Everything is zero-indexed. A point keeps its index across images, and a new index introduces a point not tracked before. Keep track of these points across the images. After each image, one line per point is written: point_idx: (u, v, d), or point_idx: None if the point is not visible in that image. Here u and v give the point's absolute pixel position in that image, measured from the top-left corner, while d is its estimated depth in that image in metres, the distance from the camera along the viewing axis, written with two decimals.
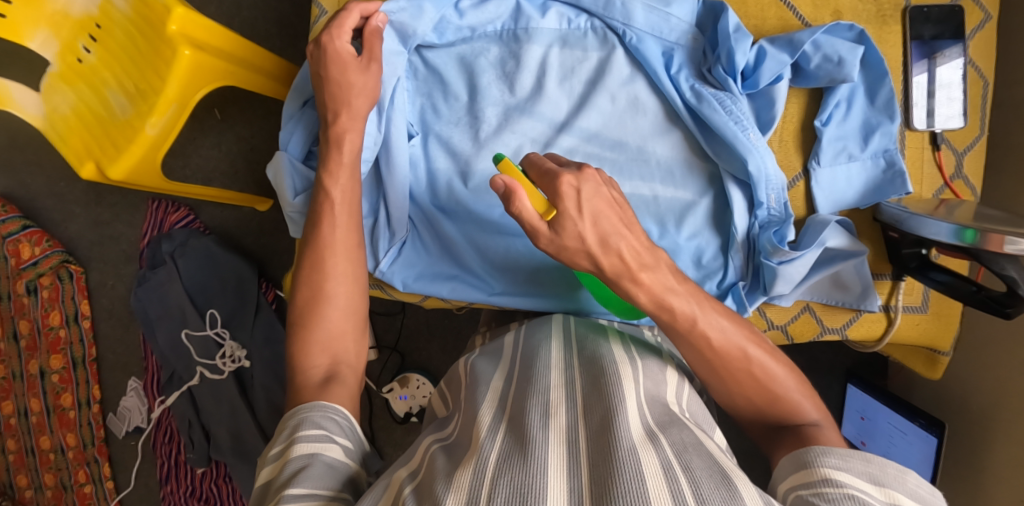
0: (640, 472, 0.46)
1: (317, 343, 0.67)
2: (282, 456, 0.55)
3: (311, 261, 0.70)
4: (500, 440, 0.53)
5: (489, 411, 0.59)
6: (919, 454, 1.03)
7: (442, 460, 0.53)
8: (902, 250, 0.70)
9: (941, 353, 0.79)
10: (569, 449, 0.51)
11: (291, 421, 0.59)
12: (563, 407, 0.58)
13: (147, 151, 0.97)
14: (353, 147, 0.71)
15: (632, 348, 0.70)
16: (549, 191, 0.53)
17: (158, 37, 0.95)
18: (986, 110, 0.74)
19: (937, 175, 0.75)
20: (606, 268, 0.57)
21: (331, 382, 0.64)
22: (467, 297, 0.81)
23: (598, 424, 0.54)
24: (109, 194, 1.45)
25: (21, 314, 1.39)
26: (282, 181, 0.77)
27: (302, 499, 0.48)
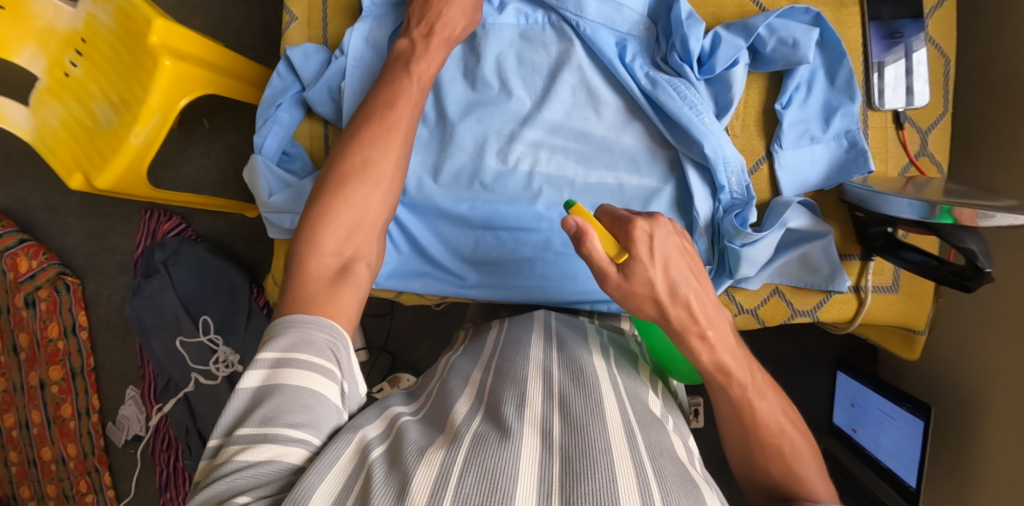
0: (613, 473, 0.46)
1: (341, 227, 0.63)
2: (279, 369, 0.54)
3: (353, 153, 0.66)
4: (475, 427, 0.53)
5: (466, 402, 0.59)
6: (906, 438, 1.02)
7: (415, 433, 0.53)
8: (869, 229, 0.71)
9: (916, 332, 0.79)
10: (544, 437, 0.51)
11: (291, 328, 0.56)
12: (540, 399, 0.57)
13: (133, 160, 0.99)
14: (438, 54, 0.72)
15: (610, 350, 0.71)
16: (621, 234, 0.54)
17: (140, 48, 0.97)
18: (949, 88, 0.75)
19: (901, 152, 0.76)
20: (672, 320, 0.56)
21: (342, 281, 0.61)
22: (439, 290, 0.83)
23: (574, 416, 0.54)
24: (103, 206, 1.48)
25: (20, 327, 1.40)
26: (258, 183, 0.79)
27: (285, 446, 0.49)
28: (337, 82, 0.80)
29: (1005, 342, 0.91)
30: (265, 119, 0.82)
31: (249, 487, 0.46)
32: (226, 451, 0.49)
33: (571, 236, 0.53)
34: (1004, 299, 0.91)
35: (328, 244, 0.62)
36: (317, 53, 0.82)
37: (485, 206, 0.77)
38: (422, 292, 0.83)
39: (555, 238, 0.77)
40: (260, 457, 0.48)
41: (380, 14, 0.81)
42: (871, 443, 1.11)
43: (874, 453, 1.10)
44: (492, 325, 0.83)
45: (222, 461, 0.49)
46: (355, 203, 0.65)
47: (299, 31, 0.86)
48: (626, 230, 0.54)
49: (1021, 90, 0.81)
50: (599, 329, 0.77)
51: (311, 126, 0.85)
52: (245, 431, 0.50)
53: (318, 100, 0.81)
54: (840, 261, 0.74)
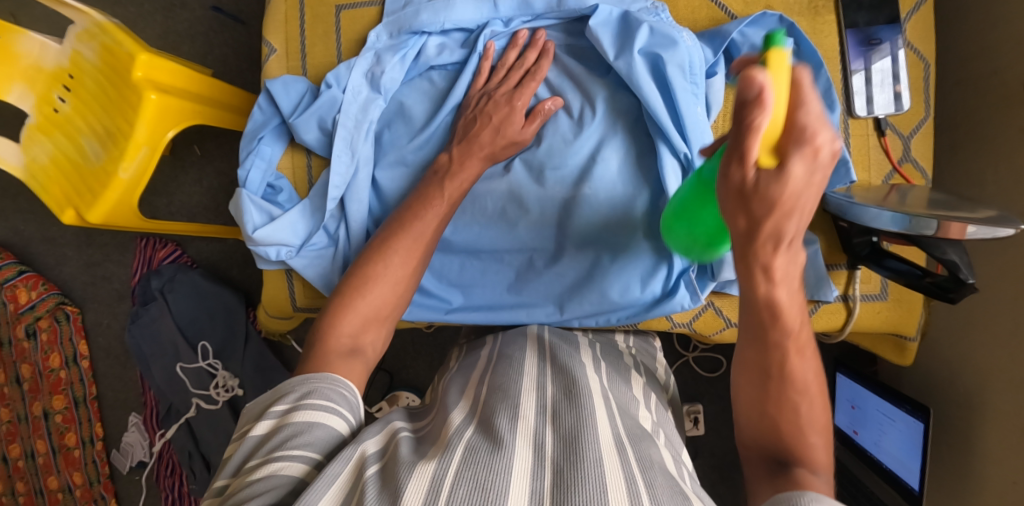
0: (601, 479, 0.47)
1: (355, 312, 0.66)
2: (291, 413, 0.55)
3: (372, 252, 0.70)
4: (467, 436, 0.53)
5: (460, 412, 0.59)
6: (908, 439, 1.01)
7: (408, 446, 0.53)
8: (853, 239, 0.71)
9: (908, 339, 0.78)
10: (535, 448, 0.51)
11: (302, 382, 0.58)
12: (534, 411, 0.57)
13: (123, 195, 1.00)
14: (474, 170, 0.74)
15: (604, 365, 0.71)
16: (794, 137, 0.44)
17: (125, 84, 0.98)
18: (930, 92, 0.75)
19: (884, 160, 0.75)
20: (759, 235, 0.50)
21: (353, 358, 0.64)
22: (425, 317, 0.81)
23: (565, 429, 0.54)
24: (99, 235, 1.49)
25: (22, 359, 1.40)
26: (240, 216, 0.79)
27: (290, 462, 0.49)
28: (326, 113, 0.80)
29: (1001, 340, 0.91)
30: (248, 153, 0.83)
31: (250, 500, 0.46)
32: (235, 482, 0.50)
33: (745, 100, 0.42)
34: (998, 297, 0.90)
35: (345, 328, 0.65)
36: (295, 83, 0.83)
37: (467, 226, 0.78)
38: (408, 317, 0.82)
39: (538, 260, 0.79)
40: (262, 475, 0.48)
41: (382, 50, 0.81)
42: (872, 445, 1.11)
43: (875, 455, 1.09)
44: (487, 339, 0.82)
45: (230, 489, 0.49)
46: (377, 291, 0.68)
47: (279, 63, 0.87)
48: (800, 138, 0.44)
49: (1002, 89, 0.81)
50: (593, 345, 0.76)
51: (293, 157, 0.86)
52: (254, 461, 0.51)
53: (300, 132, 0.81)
54: (826, 270, 0.73)
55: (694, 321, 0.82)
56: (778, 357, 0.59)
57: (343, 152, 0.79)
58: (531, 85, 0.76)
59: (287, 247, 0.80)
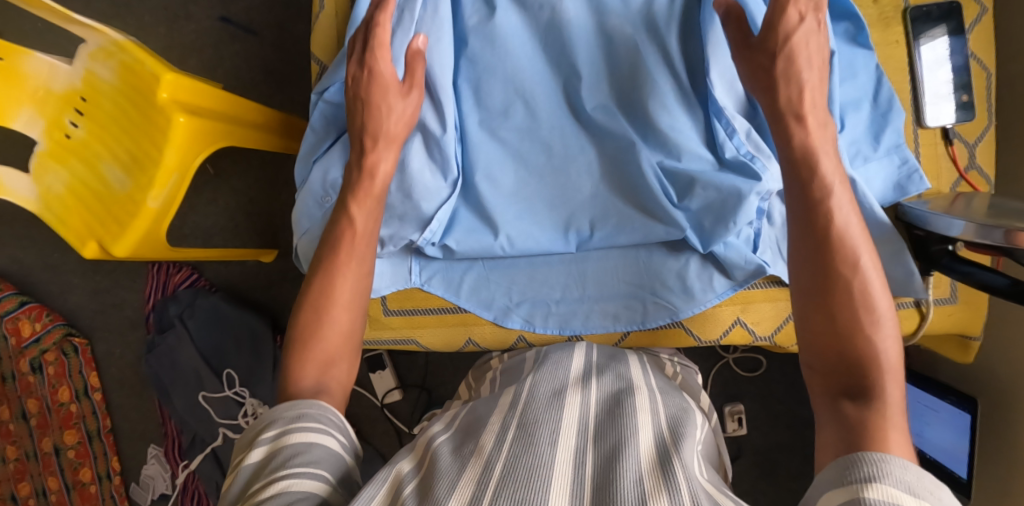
0: (637, 475, 0.50)
1: (315, 357, 0.61)
2: (283, 438, 0.53)
3: (322, 277, 0.64)
4: (506, 441, 0.55)
5: (498, 417, 0.60)
6: (952, 430, 1.04)
7: (444, 453, 0.56)
8: (930, 248, 0.70)
9: (972, 338, 0.79)
10: (576, 457, 0.53)
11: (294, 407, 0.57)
12: (575, 427, 0.58)
13: (152, 224, 0.95)
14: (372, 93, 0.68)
15: (653, 382, 0.72)
16: None
17: (150, 106, 0.93)
18: (992, 101, 0.74)
19: (952, 168, 0.74)
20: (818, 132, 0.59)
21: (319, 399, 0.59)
22: (491, 284, 0.83)
23: (607, 440, 0.56)
24: (106, 261, 1.42)
25: (29, 393, 1.33)
26: (297, 218, 0.76)
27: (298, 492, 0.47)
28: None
29: None
30: (307, 159, 0.76)
31: None
32: None
33: None
34: None
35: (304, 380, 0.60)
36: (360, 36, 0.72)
37: (542, 199, 0.76)
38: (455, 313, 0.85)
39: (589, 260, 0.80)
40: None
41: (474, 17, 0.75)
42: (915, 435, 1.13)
43: (918, 446, 1.11)
44: (528, 357, 0.81)
45: None
46: (330, 334, 0.63)
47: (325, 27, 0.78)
48: None
49: None
50: (642, 359, 0.78)
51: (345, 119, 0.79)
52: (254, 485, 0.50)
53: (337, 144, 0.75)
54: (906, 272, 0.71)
55: (774, 333, 0.83)
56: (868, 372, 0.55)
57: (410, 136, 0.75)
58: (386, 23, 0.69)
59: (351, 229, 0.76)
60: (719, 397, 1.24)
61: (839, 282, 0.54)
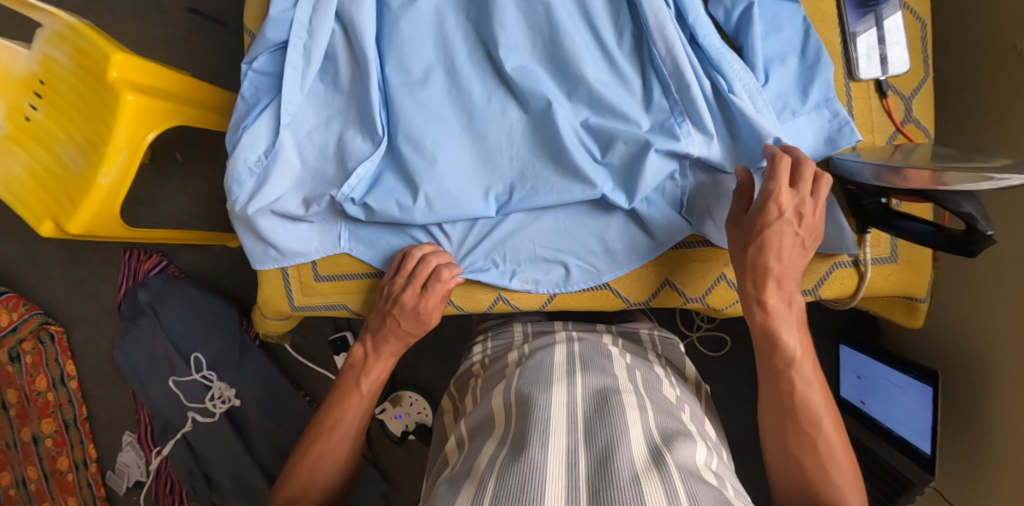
0: (632, 471, 0.52)
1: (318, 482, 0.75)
2: None
3: (331, 410, 0.78)
4: (500, 460, 0.56)
5: (492, 443, 0.61)
6: (918, 407, 1.01)
7: (446, 489, 0.56)
8: (863, 201, 0.69)
9: (919, 300, 0.78)
10: (567, 456, 0.55)
11: None
12: (565, 427, 0.59)
13: (103, 202, 0.96)
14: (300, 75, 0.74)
15: (638, 375, 0.74)
16: None
17: (102, 87, 0.94)
18: (928, 52, 0.72)
19: (887, 121, 0.73)
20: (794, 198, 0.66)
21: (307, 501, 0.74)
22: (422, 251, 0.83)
23: (597, 436, 0.57)
24: (82, 250, 1.44)
25: (7, 383, 1.33)
26: (229, 185, 0.77)
27: None
28: (306, 75, 0.74)
29: (1014, 304, 0.91)
30: (238, 128, 0.77)
31: None
32: None
33: None
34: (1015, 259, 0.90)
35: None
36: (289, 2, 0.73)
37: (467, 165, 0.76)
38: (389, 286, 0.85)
39: (521, 223, 0.80)
40: None
41: None
42: (881, 414, 1.10)
43: (885, 424, 1.09)
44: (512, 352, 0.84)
45: None
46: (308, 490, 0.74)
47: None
48: None
49: None
50: (624, 355, 0.79)
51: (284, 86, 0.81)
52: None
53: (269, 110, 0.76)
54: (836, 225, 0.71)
55: (707, 296, 0.83)
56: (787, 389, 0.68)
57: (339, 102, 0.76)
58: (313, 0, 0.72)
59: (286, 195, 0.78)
60: None
61: (807, 445, 0.66)
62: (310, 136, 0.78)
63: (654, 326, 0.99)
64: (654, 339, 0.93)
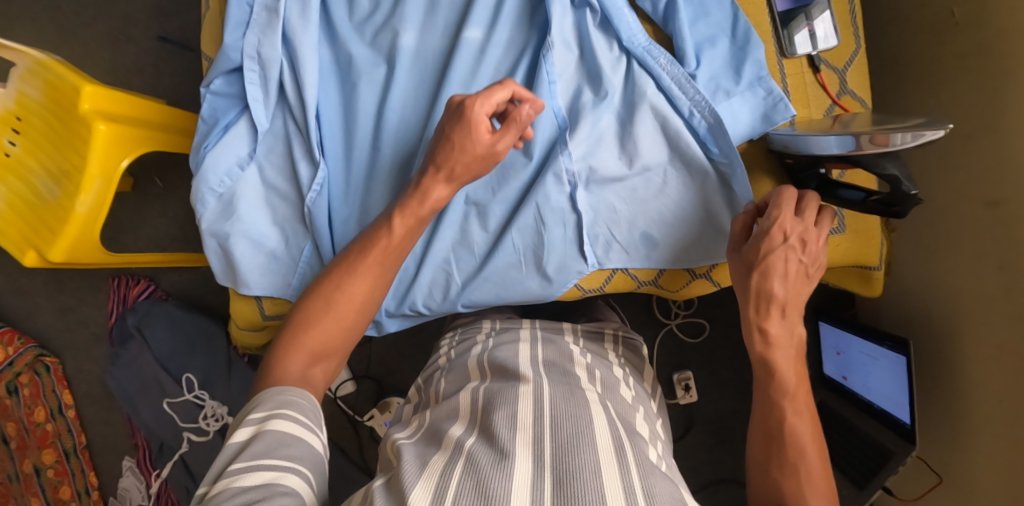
0: (595, 463, 0.51)
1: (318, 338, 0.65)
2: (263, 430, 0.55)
3: (348, 261, 0.68)
4: (469, 443, 0.55)
5: (460, 424, 0.60)
6: (894, 376, 1.02)
7: (411, 455, 0.56)
8: (800, 174, 0.72)
9: (872, 269, 0.80)
10: (534, 448, 0.53)
11: (273, 401, 0.58)
12: (532, 413, 0.58)
13: (82, 229, 0.99)
14: (256, 97, 0.77)
15: (597, 374, 0.72)
16: None
17: (73, 117, 0.97)
18: (857, 26, 0.76)
19: (822, 95, 0.75)
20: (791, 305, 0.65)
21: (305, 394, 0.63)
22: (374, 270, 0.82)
23: (564, 427, 0.55)
24: (69, 280, 1.47)
25: (6, 417, 1.36)
26: (194, 204, 0.80)
27: (283, 473, 0.50)
28: (261, 98, 0.77)
29: (978, 266, 0.93)
30: (199, 149, 0.80)
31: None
32: (220, 484, 0.49)
33: None
34: (975, 222, 0.92)
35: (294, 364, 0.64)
36: (239, 27, 0.76)
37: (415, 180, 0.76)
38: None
39: (473, 235, 0.78)
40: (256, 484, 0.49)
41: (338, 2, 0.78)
42: (862, 387, 1.11)
43: (866, 397, 1.10)
44: (475, 348, 0.81)
45: (215, 494, 0.49)
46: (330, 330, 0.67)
47: (212, 24, 0.81)
48: None
49: None
50: (585, 354, 0.76)
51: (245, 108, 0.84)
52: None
53: (226, 132, 0.79)
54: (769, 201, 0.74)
55: (659, 278, 0.81)
56: (777, 414, 0.66)
57: (289, 124, 0.79)
58: (262, 25, 0.76)
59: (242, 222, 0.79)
60: (666, 365, 1.24)
61: (787, 465, 0.63)
62: (269, 157, 0.80)
63: (623, 324, 0.93)
64: (619, 338, 0.88)
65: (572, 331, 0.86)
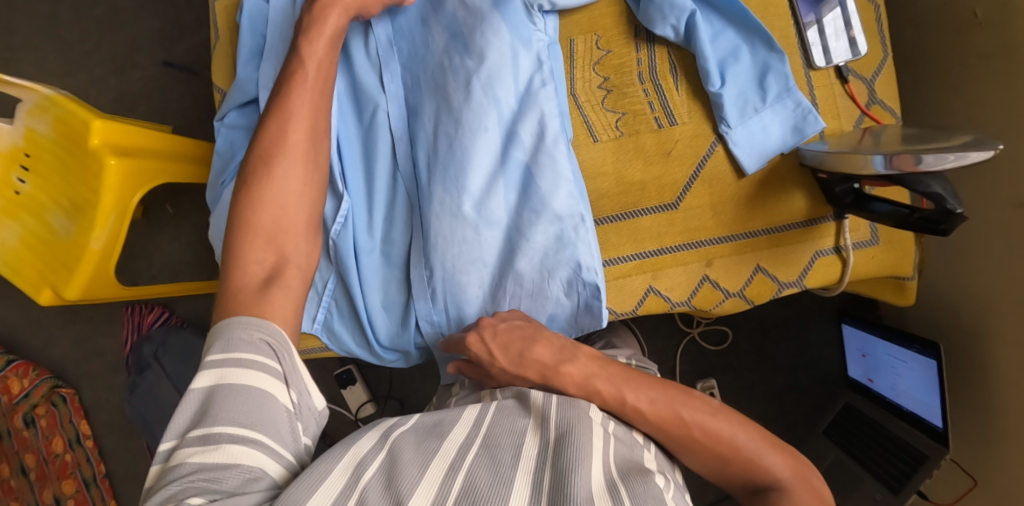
0: (588, 502, 0.48)
1: (260, 228, 0.60)
2: (225, 371, 0.51)
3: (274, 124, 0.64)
4: (470, 460, 0.52)
5: (461, 429, 0.56)
6: (924, 380, 1.01)
7: (408, 446, 0.54)
8: (834, 189, 0.70)
9: (906, 279, 0.79)
10: (533, 478, 0.51)
11: (228, 332, 0.53)
12: (535, 448, 0.55)
13: (98, 264, 0.98)
14: None
15: None
16: None
17: (84, 152, 0.96)
18: (883, 34, 0.75)
19: (852, 105, 0.74)
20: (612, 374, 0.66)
21: (270, 286, 0.57)
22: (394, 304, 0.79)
23: (564, 456, 0.52)
24: (84, 310, 1.46)
25: (25, 449, 1.37)
26: (213, 240, 0.79)
27: (244, 449, 0.47)
28: None
29: (1009, 267, 0.91)
30: (217, 183, 0.79)
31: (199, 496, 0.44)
32: (179, 455, 0.47)
33: None
34: (1006, 223, 0.90)
35: (251, 253, 0.59)
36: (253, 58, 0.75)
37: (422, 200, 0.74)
38: (381, 349, 0.81)
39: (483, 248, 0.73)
40: (217, 460, 0.46)
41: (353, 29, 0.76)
42: (890, 390, 1.10)
43: (894, 399, 1.09)
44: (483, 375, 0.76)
45: (174, 465, 0.47)
46: (271, 210, 0.61)
47: (223, 53, 0.79)
48: None
49: None
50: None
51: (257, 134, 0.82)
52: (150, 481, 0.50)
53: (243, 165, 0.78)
54: (790, 215, 0.74)
55: (692, 298, 0.77)
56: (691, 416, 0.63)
57: None
58: (275, 55, 0.74)
59: None
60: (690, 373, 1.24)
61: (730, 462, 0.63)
62: None
63: (638, 354, 0.84)
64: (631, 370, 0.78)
65: None
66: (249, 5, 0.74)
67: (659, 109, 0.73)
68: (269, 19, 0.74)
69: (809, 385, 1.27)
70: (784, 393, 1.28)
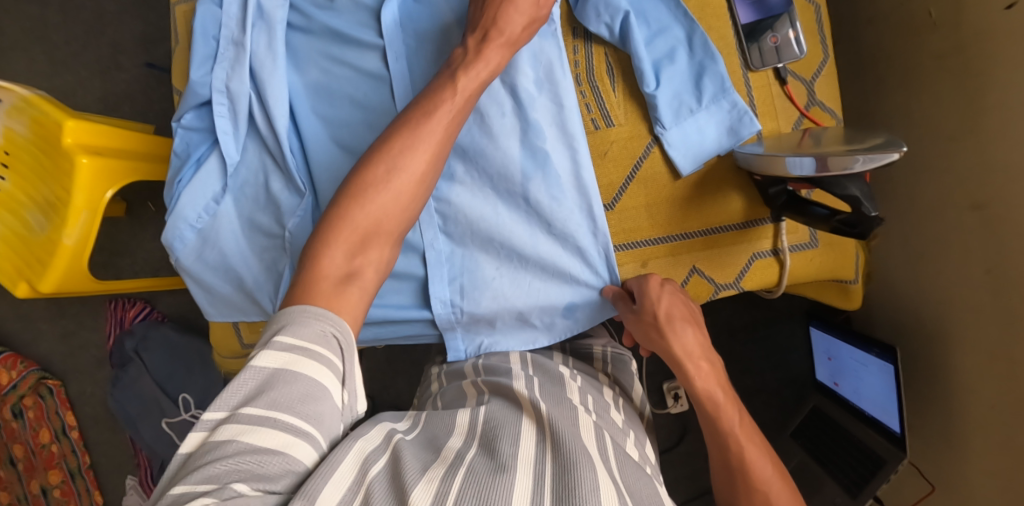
0: (594, 482, 0.49)
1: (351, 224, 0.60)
2: (294, 355, 0.51)
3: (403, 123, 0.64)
4: (470, 456, 0.53)
5: (458, 437, 0.58)
6: (882, 384, 1.01)
7: (410, 448, 0.54)
8: (769, 190, 0.71)
9: (849, 282, 0.81)
10: (534, 469, 0.51)
11: (294, 317, 0.54)
12: (533, 436, 0.56)
13: (71, 260, 1.01)
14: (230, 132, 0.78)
15: (589, 399, 0.71)
16: None
17: (58, 152, 0.99)
18: (823, 34, 0.76)
19: (790, 106, 0.75)
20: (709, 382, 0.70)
21: (348, 285, 0.58)
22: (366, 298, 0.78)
23: (563, 445, 0.54)
24: (70, 305, 1.49)
25: (13, 439, 1.42)
26: (170, 241, 0.81)
27: (294, 439, 0.48)
28: (230, 129, 0.78)
29: (965, 270, 0.91)
30: (174, 184, 0.81)
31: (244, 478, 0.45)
32: (224, 430, 0.47)
33: None
34: (962, 225, 0.90)
35: (330, 260, 0.58)
36: (208, 62, 0.78)
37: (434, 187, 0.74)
38: None
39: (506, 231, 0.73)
40: (268, 444, 0.47)
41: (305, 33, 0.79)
42: (852, 393, 1.10)
43: (857, 403, 1.09)
44: (467, 370, 0.76)
45: (219, 439, 0.47)
46: (381, 202, 0.61)
47: (182, 57, 0.82)
48: None
49: None
50: (575, 376, 0.75)
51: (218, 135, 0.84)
52: (179, 456, 0.48)
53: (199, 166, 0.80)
54: (734, 221, 0.75)
55: None
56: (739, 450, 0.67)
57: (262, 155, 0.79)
58: (228, 59, 0.77)
59: (226, 249, 0.81)
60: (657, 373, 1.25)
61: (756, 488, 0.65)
62: (244, 189, 0.80)
63: (613, 340, 0.90)
64: (608, 356, 0.85)
65: (558, 351, 0.86)
66: (202, 10, 0.77)
67: (595, 111, 0.74)
68: (223, 24, 0.77)
69: (777, 386, 1.28)
70: (753, 395, 1.28)
